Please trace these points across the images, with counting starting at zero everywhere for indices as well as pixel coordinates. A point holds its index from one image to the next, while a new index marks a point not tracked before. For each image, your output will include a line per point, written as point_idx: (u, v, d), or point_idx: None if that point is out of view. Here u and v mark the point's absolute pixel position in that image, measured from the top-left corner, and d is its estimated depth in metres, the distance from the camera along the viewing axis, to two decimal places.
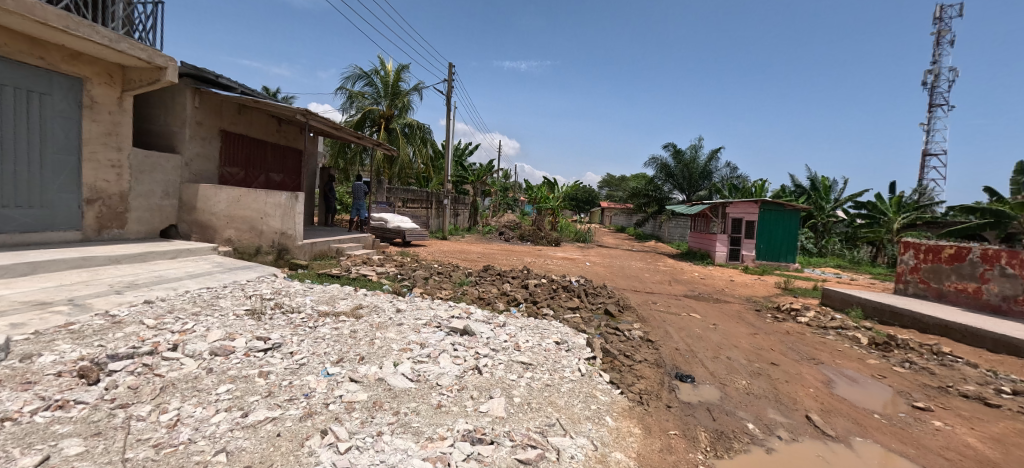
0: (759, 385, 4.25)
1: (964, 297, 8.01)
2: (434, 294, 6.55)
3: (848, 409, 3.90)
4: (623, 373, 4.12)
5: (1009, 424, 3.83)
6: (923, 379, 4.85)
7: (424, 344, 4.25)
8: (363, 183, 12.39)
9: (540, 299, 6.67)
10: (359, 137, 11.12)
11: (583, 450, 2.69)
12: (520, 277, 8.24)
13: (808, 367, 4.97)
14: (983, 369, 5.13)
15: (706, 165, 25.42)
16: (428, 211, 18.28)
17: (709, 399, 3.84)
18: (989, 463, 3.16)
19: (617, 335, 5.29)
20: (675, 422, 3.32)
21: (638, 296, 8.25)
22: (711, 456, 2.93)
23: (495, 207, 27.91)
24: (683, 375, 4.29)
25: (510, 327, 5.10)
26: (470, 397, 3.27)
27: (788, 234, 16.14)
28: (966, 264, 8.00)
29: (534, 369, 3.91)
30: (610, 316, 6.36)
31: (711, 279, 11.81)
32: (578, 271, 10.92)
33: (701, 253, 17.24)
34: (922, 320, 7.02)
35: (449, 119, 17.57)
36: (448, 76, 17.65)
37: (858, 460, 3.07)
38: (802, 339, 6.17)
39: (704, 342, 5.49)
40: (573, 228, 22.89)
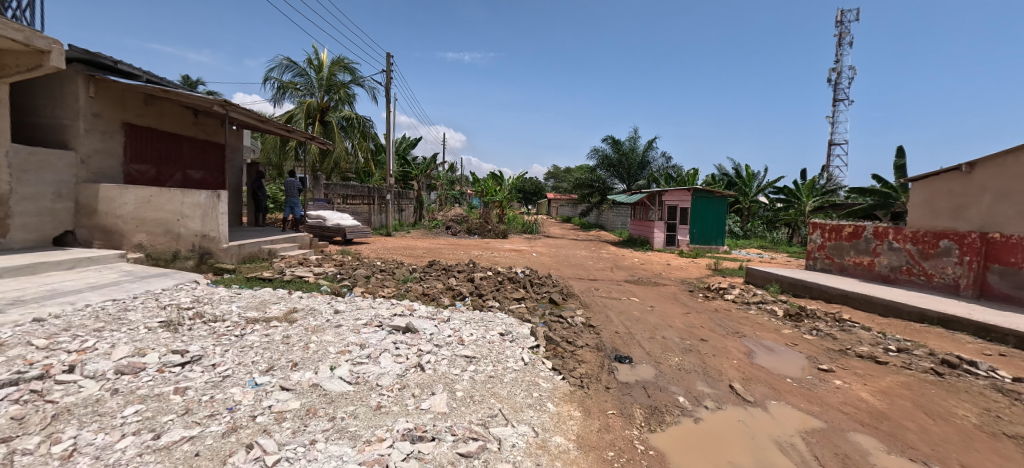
0: (690, 360, 4.55)
1: (861, 269, 9.09)
2: (376, 293, 6.36)
3: (765, 376, 4.29)
4: (565, 359, 4.23)
5: (894, 377, 4.41)
6: (828, 344, 5.45)
7: (364, 345, 4.10)
8: (297, 180, 11.62)
9: (485, 292, 6.68)
10: (289, 129, 10.34)
11: (523, 438, 2.73)
12: (466, 270, 8.21)
13: (732, 340, 5.41)
14: (875, 332, 5.86)
15: (644, 155, 26.56)
16: (371, 207, 17.64)
17: (645, 377, 4.05)
18: (877, 413, 3.61)
19: (561, 323, 5.42)
20: (613, 401, 3.48)
21: (582, 284, 8.52)
22: (645, 431, 3.10)
23: (442, 201, 27.48)
24: (622, 357, 4.49)
25: (455, 321, 5.06)
26: (412, 395, 3.21)
27: (718, 219, 17.37)
28: (862, 240, 9.07)
29: (477, 362, 3.91)
30: (554, 304, 6.55)
31: (649, 264, 12.46)
32: (524, 262, 11.09)
33: (641, 240, 18.12)
34: (828, 291, 7.87)
35: (389, 111, 16.90)
36: (387, 66, 16.93)
37: (772, 421, 3.39)
38: (728, 315, 6.71)
39: (641, 324, 5.79)
40: (521, 220, 23.10)
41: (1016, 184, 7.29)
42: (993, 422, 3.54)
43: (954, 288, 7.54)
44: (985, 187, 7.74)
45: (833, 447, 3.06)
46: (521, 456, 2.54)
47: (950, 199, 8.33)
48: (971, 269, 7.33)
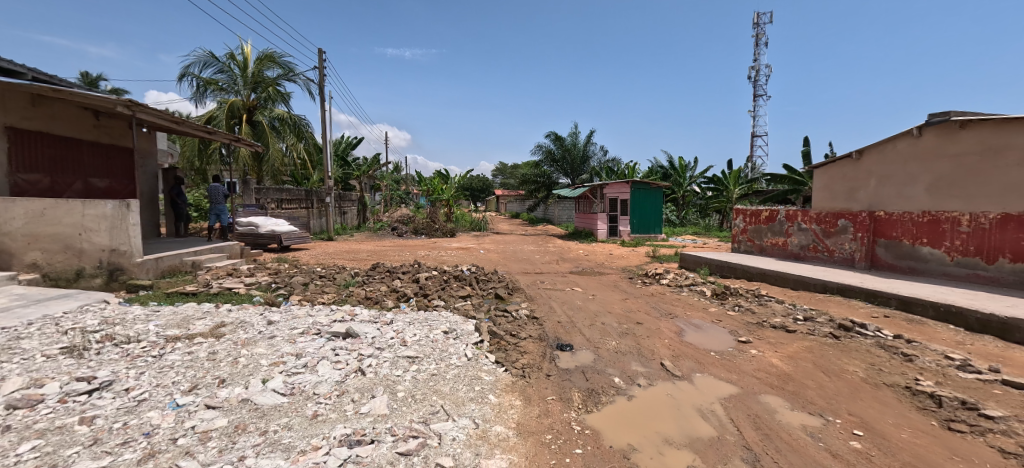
0: (625, 343, 4.83)
1: (778, 249, 10.06)
2: (315, 300, 6.11)
3: (692, 352, 4.65)
4: (508, 351, 4.34)
5: (800, 343, 4.97)
6: (747, 317, 6.01)
7: (300, 354, 3.95)
8: (222, 185, 10.76)
9: (430, 291, 6.64)
10: (210, 131, 9.54)
11: (464, 430, 2.80)
12: (411, 271, 8.08)
13: (665, 321, 5.81)
14: (787, 304, 6.54)
15: (586, 149, 27.34)
16: (309, 211, 16.82)
17: (584, 362, 4.24)
18: (783, 376, 4.07)
19: (505, 317, 5.54)
20: (553, 388, 3.63)
21: (528, 277, 8.69)
22: (583, 412, 3.27)
23: (386, 202, 26.71)
24: (564, 345, 4.67)
25: (398, 323, 5.00)
26: (351, 400, 3.15)
27: (655, 209, 18.35)
28: (777, 223, 10.05)
29: (420, 361, 3.91)
30: (499, 299, 6.66)
31: (593, 255, 12.94)
32: (471, 259, 11.11)
33: (586, 232, 18.77)
34: (750, 271, 8.63)
35: (324, 109, 16.10)
36: (320, 63, 16.09)
37: (696, 392, 3.70)
38: (663, 298, 7.17)
39: (582, 312, 6.06)
40: (469, 217, 23.05)
41: (895, 169, 8.38)
42: (876, 374, 4.11)
43: (851, 261, 8.55)
44: (872, 171, 8.84)
45: (746, 409, 3.41)
46: (462, 448, 2.60)
47: (846, 183, 9.43)
48: (863, 243, 8.32)
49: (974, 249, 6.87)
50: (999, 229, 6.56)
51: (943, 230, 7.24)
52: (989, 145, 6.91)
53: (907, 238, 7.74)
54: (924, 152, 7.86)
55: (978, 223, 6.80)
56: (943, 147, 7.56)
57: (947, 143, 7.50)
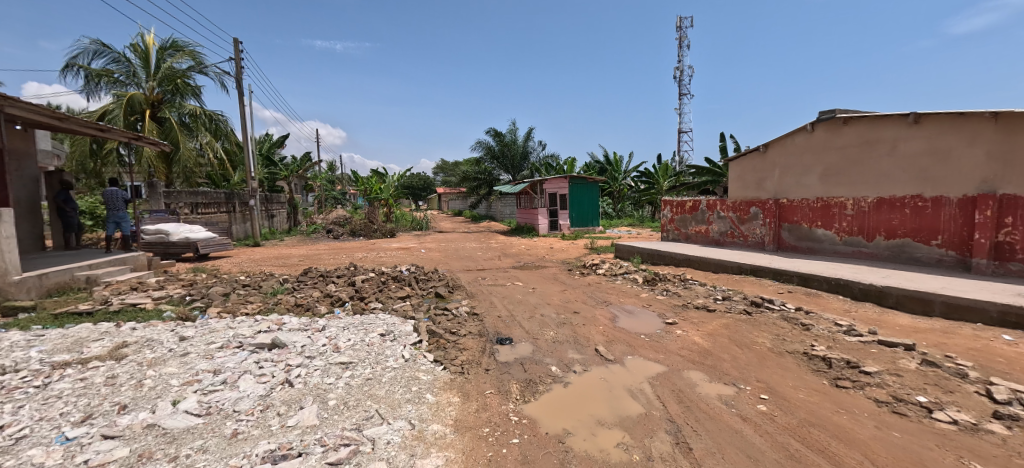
0: (563, 333, 4.99)
1: (701, 236, 10.90)
2: (237, 311, 5.64)
3: (624, 337, 4.91)
4: (447, 349, 4.32)
5: (718, 321, 5.44)
6: (674, 300, 6.47)
7: (218, 370, 3.65)
8: (121, 189, 9.55)
9: (367, 294, 6.41)
10: (104, 129, 8.42)
11: (399, 432, 2.76)
12: (346, 274, 7.74)
13: (601, 308, 6.09)
14: (708, 286, 7.10)
15: (525, 146, 27.62)
16: (230, 216, 15.46)
17: (523, 354, 4.33)
18: (703, 351, 4.44)
19: (445, 315, 5.50)
20: (491, 381, 3.67)
21: (469, 275, 8.65)
22: (520, 403, 3.33)
23: (320, 203, 25.26)
24: (503, 339, 4.73)
25: (331, 329, 4.78)
26: (277, 414, 2.97)
27: (593, 202, 19.06)
28: (699, 212, 10.89)
29: (354, 367, 3.77)
30: (440, 297, 6.59)
31: (535, 249, 13.17)
32: (411, 259, 10.85)
33: (527, 227, 19.05)
34: (677, 257, 9.27)
35: (243, 105, 14.83)
36: (236, 54, 14.80)
37: (627, 373, 3.92)
38: (599, 287, 7.50)
39: (523, 305, 6.18)
40: (409, 216, 22.47)
41: (794, 160, 9.36)
42: (780, 343, 4.62)
43: (762, 244, 9.48)
44: (776, 163, 9.80)
45: (671, 385, 3.67)
46: (396, 451, 2.56)
47: (755, 174, 10.37)
48: (771, 228, 9.27)
49: (857, 229, 7.91)
50: (875, 211, 7.65)
51: (834, 214, 8.28)
52: (865, 139, 7.98)
53: (805, 222, 8.75)
54: (817, 145, 8.86)
55: (860, 207, 7.88)
56: (831, 140, 8.58)
57: (835, 137, 8.53)
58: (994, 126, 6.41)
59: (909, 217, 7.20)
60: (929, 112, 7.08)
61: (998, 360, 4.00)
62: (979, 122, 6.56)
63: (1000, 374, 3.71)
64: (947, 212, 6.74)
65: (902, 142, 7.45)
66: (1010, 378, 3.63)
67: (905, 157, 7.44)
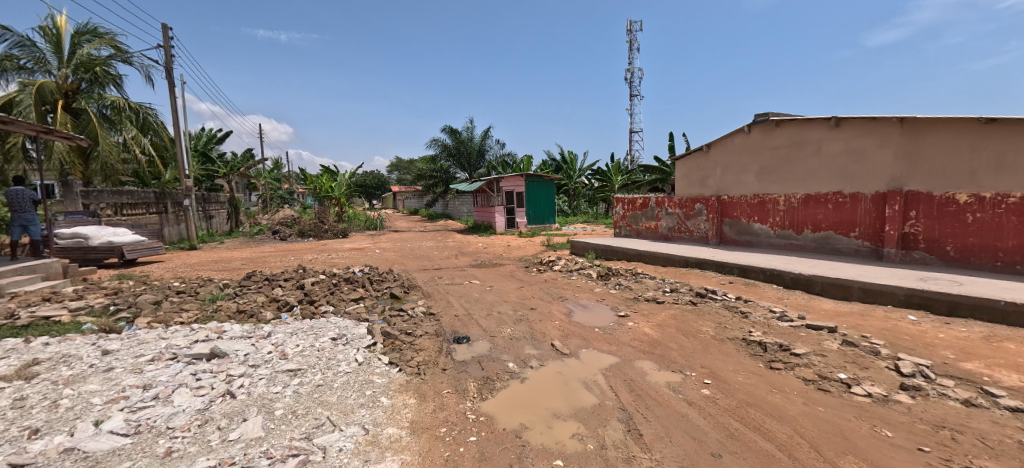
0: (520, 329, 5.05)
1: (651, 232, 11.41)
2: (170, 321, 5.21)
3: (579, 330, 5.04)
4: (403, 350, 4.24)
5: (667, 312, 5.72)
6: (626, 294, 6.73)
7: (149, 385, 3.36)
8: (30, 189, 8.52)
9: (318, 297, 6.14)
10: (7, 120, 7.47)
11: (353, 438, 2.68)
12: (295, 277, 7.37)
13: (557, 304, 6.22)
14: (657, 279, 7.44)
15: (482, 143, 27.40)
16: (161, 217, 14.21)
17: (481, 352, 4.33)
18: (653, 341, 4.65)
19: (401, 316, 5.39)
20: (448, 381, 3.65)
21: (425, 274, 8.52)
22: (478, 401, 3.33)
23: (264, 202, 23.83)
24: (460, 337, 4.70)
25: (278, 335, 4.55)
26: (217, 428, 2.79)
27: (549, 200, 19.33)
28: (649, 208, 11.38)
29: (303, 374, 3.61)
30: (395, 298, 6.45)
31: (492, 247, 13.18)
32: (365, 260, 10.51)
33: (485, 225, 19.02)
34: (629, 252, 9.63)
35: (175, 96, 13.66)
36: (166, 41, 13.61)
37: (581, 366, 4.03)
38: (555, 283, 7.64)
39: (480, 303, 6.18)
40: (363, 216, 21.72)
41: (733, 160, 10.01)
42: (721, 331, 4.93)
43: (706, 238, 10.07)
44: (717, 162, 10.42)
45: (623, 375, 3.81)
46: (349, 458, 2.48)
47: (699, 173, 10.95)
48: (714, 223, 9.87)
49: (788, 223, 8.60)
50: (803, 206, 8.36)
51: (768, 209, 8.95)
52: (794, 140, 8.70)
53: (744, 217, 9.39)
54: (753, 145, 9.53)
55: (790, 203, 8.58)
56: (765, 141, 9.26)
57: (768, 138, 9.21)
58: (900, 130, 7.18)
59: (831, 212, 7.92)
60: (847, 116, 7.81)
61: (904, 337, 4.51)
62: (888, 126, 7.33)
63: (906, 350, 4.18)
64: (863, 207, 7.48)
65: (825, 143, 8.19)
66: (914, 353, 4.10)
67: (828, 157, 8.17)
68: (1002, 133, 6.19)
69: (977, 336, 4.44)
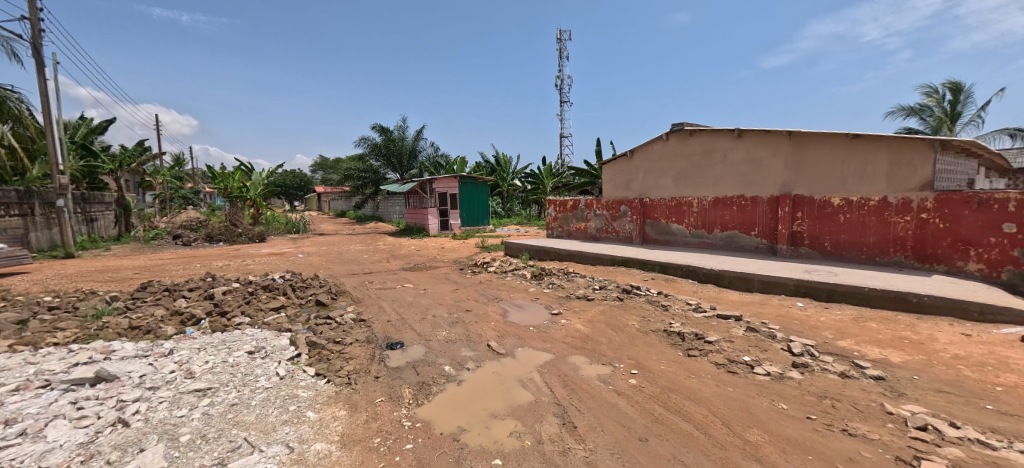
0: (456, 332, 4.99)
1: (581, 232, 11.92)
2: (40, 342, 4.40)
3: (514, 330, 5.10)
4: (331, 360, 4.00)
5: (597, 308, 6.02)
6: (558, 293, 6.96)
7: (11, 420, 2.81)
8: None
9: (231, 307, 5.57)
10: None
11: (275, 459, 2.47)
12: (202, 286, 6.62)
13: (492, 305, 6.26)
14: (588, 278, 7.77)
15: (414, 144, 26.72)
16: (25, 220, 11.94)
17: (416, 357, 4.22)
18: (585, 337, 4.86)
19: (328, 324, 5.07)
20: (381, 389, 3.50)
21: (354, 279, 8.10)
22: (413, 407, 3.24)
23: (163, 203, 21.07)
24: (394, 343, 4.54)
25: (182, 352, 4.05)
26: (106, 462, 2.41)
27: (483, 202, 19.36)
28: (579, 210, 11.89)
29: (214, 393, 3.25)
30: (321, 306, 6.05)
31: (426, 250, 12.90)
32: (286, 266, 9.73)
33: (418, 228, 18.55)
34: (561, 252, 9.97)
35: (45, 79, 11.60)
36: (32, 13, 11.53)
37: (517, 365, 4.09)
38: (491, 284, 7.68)
39: (414, 307, 6.02)
40: (283, 218, 20.07)
41: (654, 165, 10.79)
42: (645, 324, 5.29)
43: (630, 238, 10.77)
44: (640, 167, 11.16)
45: (557, 371, 3.93)
46: None
47: (623, 177, 11.64)
48: (637, 224, 10.58)
49: (700, 224, 9.45)
50: (712, 208, 9.23)
51: (683, 211, 9.76)
52: (705, 148, 9.60)
53: (663, 218, 10.15)
54: (671, 152, 10.35)
55: (702, 205, 9.43)
56: (681, 149, 10.10)
57: (683, 146, 10.06)
58: (789, 141, 8.22)
59: (736, 213, 8.84)
60: (747, 128, 8.79)
61: (794, 322, 5.18)
62: (779, 138, 8.37)
63: (796, 332, 4.80)
64: (761, 208, 8.45)
65: (730, 152, 9.14)
66: (802, 335, 4.72)
67: (733, 164, 9.12)
68: (864, 146, 7.34)
69: (848, 318, 5.23)
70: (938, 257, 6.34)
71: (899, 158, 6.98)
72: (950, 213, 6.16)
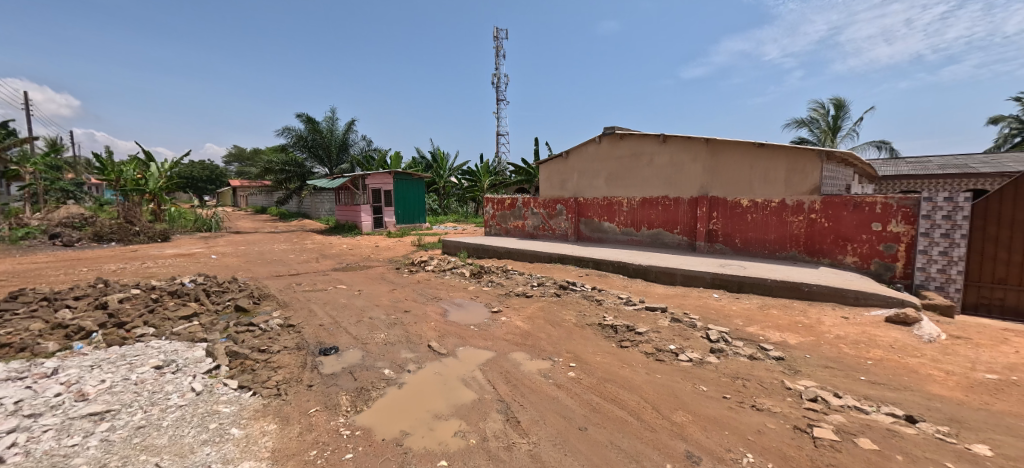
0: (394, 333, 4.85)
1: (519, 230, 12.12)
2: None
3: (455, 329, 5.08)
4: (257, 371, 3.69)
5: (535, 305, 6.18)
6: (498, 290, 7.03)
7: None
8: None
9: (130, 317, 4.91)
10: None
11: None
12: (92, 294, 5.75)
13: (431, 304, 6.16)
14: (526, 275, 7.93)
15: (344, 137, 25.28)
16: None
17: (352, 362, 4.04)
18: (525, 333, 4.96)
19: (251, 331, 4.67)
20: (315, 398, 3.31)
21: (280, 282, 7.53)
22: (352, 415, 3.10)
23: (33, 197, 17.89)
24: (327, 348, 4.30)
25: (69, 371, 3.50)
26: None
27: (419, 199, 18.89)
28: (516, 208, 12.07)
29: (114, 416, 2.86)
30: (242, 311, 5.55)
31: (358, 249, 12.33)
32: (197, 268, 8.77)
33: (349, 225, 17.65)
34: (499, 250, 10.06)
35: None
36: None
37: (460, 365, 4.08)
38: (429, 283, 7.54)
39: (348, 309, 5.74)
40: (191, 215, 17.99)
41: (588, 166, 11.27)
42: (582, 318, 5.54)
43: (566, 236, 11.15)
44: (575, 167, 11.59)
45: (499, 368, 3.99)
46: None
47: (559, 176, 12.01)
48: (572, 222, 10.98)
49: (630, 222, 10.05)
50: (640, 208, 9.85)
51: (615, 210, 10.31)
52: (634, 151, 10.22)
53: (596, 216, 10.63)
54: (603, 154, 10.88)
55: (631, 204, 10.02)
56: (613, 151, 10.66)
57: (615, 148, 10.63)
58: (706, 148, 9.04)
59: (661, 213, 9.52)
60: (671, 134, 9.52)
61: (711, 311, 5.72)
62: (698, 144, 9.16)
63: (712, 321, 5.31)
64: (682, 208, 9.19)
65: (656, 155, 9.82)
66: (717, 323, 5.25)
67: (659, 167, 9.82)
68: (768, 155, 8.28)
69: (755, 306, 5.89)
70: (824, 252, 7.35)
71: (794, 165, 7.97)
72: (833, 214, 7.18)
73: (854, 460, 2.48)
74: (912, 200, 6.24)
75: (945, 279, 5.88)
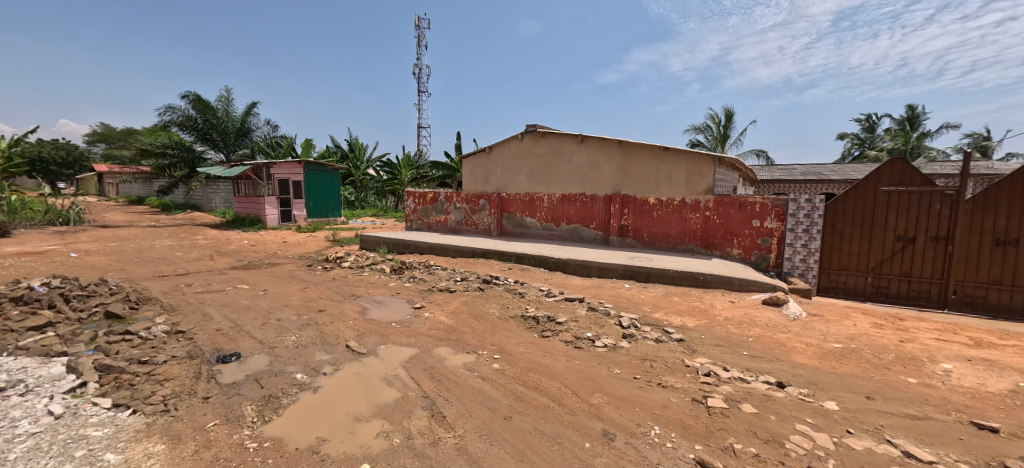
0: (307, 335, 4.52)
1: (441, 225, 11.96)
2: None
3: (375, 327, 4.88)
4: (137, 386, 3.20)
5: (459, 300, 6.15)
6: (420, 286, 6.88)
7: None
8: None
9: None
10: None
11: None
12: None
13: (348, 303, 5.83)
14: (449, 270, 7.85)
15: (242, 120, 22.66)
16: None
17: (258, 368, 3.68)
18: (449, 329, 4.92)
19: (128, 341, 4.02)
20: (214, 411, 2.96)
21: (164, 283, 6.57)
22: (259, 425, 2.83)
23: None
24: (227, 355, 3.86)
25: None
26: None
27: (333, 192, 17.68)
28: (439, 203, 11.87)
29: None
30: (114, 318, 4.75)
31: (262, 245, 11.21)
32: (49, 269, 7.30)
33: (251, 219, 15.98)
34: (421, 245, 9.83)
35: None
36: None
37: (382, 364, 3.92)
38: (345, 281, 7.12)
39: (252, 311, 5.20)
40: (39, 205, 14.85)
41: (510, 162, 11.46)
42: (505, 311, 5.66)
43: (489, 231, 11.24)
44: (498, 163, 11.71)
45: (423, 365, 3.91)
46: None
47: (482, 172, 12.05)
48: (495, 217, 11.10)
49: (550, 218, 10.44)
50: (560, 204, 10.27)
51: (536, 206, 10.62)
52: (555, 149, 10.62)
53: (518, 212, 10.86)
54: (526, 151, 11.15)
55: (551, 201, 10.39)
56: (534, 148, 10.97)
57: (537, 146, 10.94)
58: (620, 149, 9.70)
59: (578, 209, 10.02)
60: (589, 135, 10.06)
61: (623, 300, 6.19)
62: (613, 145, 9.80)
63: (624, 309, 5.75)
64: (598, 205, 9.76)
65: (575, 154, 10.32)
66: (628, 310, 5.69)
67: (577, 166, 10.33)
68: (671, 157, 9.13)
69: (660, 294, 6.49)
70: (715, 245, 8.32)
71: (693, 168, 8.88)
72: (722, 211, 8.16)
73: (739, 424, 2.87)
74: (782, 201, 7.32)
75: (806, 267, 7.07)
